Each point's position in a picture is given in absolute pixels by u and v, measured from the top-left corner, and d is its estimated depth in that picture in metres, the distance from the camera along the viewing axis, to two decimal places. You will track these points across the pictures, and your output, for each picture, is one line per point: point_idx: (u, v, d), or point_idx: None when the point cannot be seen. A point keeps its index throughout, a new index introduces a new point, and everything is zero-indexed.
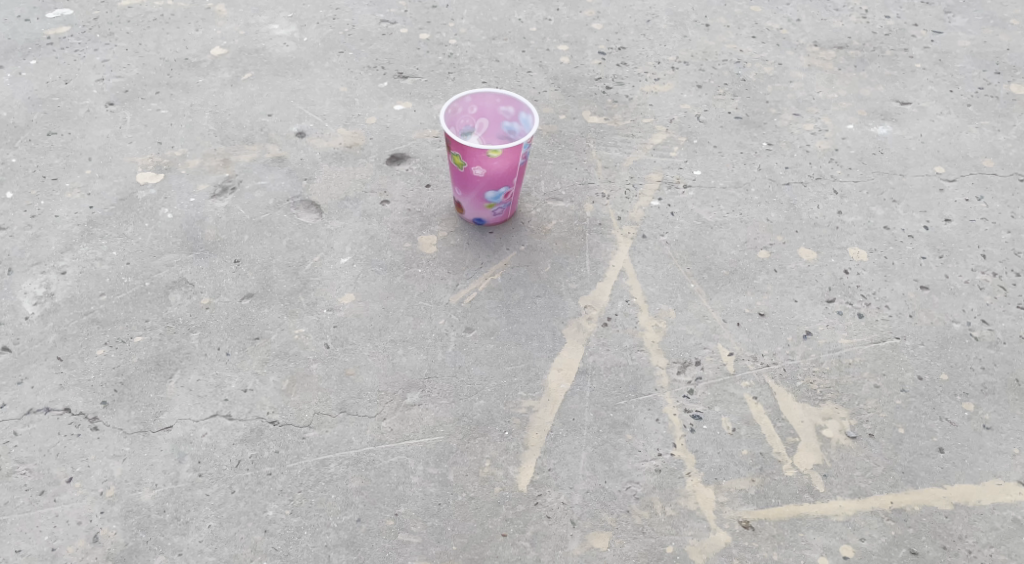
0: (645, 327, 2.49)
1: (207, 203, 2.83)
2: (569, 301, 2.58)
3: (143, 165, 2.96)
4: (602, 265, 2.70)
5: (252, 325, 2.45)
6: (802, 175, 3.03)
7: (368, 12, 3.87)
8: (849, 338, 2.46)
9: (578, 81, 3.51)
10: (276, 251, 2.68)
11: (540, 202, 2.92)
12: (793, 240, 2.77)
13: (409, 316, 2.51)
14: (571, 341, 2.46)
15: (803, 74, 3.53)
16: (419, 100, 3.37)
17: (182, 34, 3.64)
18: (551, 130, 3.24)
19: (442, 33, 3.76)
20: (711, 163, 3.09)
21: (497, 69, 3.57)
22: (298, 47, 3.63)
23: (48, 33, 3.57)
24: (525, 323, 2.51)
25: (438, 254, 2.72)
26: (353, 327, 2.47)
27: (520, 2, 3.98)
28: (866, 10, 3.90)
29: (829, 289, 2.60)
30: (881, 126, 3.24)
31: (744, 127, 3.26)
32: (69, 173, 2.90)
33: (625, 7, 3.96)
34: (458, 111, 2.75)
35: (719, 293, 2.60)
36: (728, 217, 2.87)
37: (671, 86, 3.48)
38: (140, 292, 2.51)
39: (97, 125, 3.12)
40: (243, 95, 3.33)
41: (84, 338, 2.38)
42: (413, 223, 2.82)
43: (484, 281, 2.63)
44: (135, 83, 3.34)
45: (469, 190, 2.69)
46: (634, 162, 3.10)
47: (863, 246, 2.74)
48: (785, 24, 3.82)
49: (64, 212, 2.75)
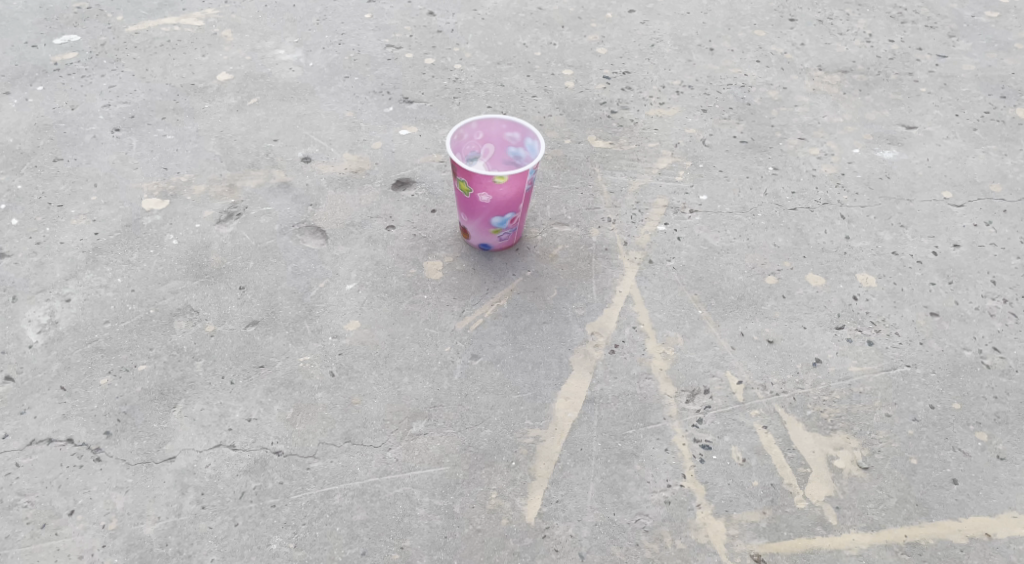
0: (652, 354, 2.47)
1: (213, 229, 2.83)
2: (576, 328, 2.56)
3: (149, 191, 2.96)
4: (608, 291, 2.68)
5: (256, 352, 2.43)
6: (809, 200, 3.02)
7: (373, 37, 3.88)
8: (859, 365, 2.43)
9: (582, 106, 3.51)
10: (281, 278, 2.67)
11: (546, 227, 2.91)
12: (800, 265, 2.76)
13: (415, 343, 2.50)
14: (578, 368, 2.44)
15: (808, 98, 3.53)
16: (424, 124, 3.38)
17: (188, 60, 3.65)
18: (556, 155, 3.24)
19: (447, 58, 3.77)
20: (717, 187, 3.09)
21: (502, 93, 3.58)
22: (304, 72, 3.64)
23: (55, 59, 3.58)
24: (531, 350, 2.49)
25: (443, 280, 2.70)
26: (358, 355, 2.45)
27: (524, 27, 4.00)
28: (869, 34, 3.91)
29: (838, 315, 2.58)
30: (887, 150, 3.23)
31: (750, 151, 3.26)
32: (75, 199, 2.90)
33: (629, 32, 3.97)
34: (464, 137, 2.75)
35: (727, 320, 2.58)
36: (735, 243, 2.85)
37: (675, 110, 3.48)
38: (145, 320, 2.50)
39: (103, 150, 3.13)
40: (249, 120, 3.34)
41: (87, 367, 2.36)
42: (419, 248, 2.81)
43: (490, 307, 2.62)
44: (141, 108, 3.36)
45: (475, 216, 2.68)
46: (640, 187, 3.09)
47: (872, 272, 2.72)
48: (789, 48, 3.83)
49: (70, 238, 2.75)
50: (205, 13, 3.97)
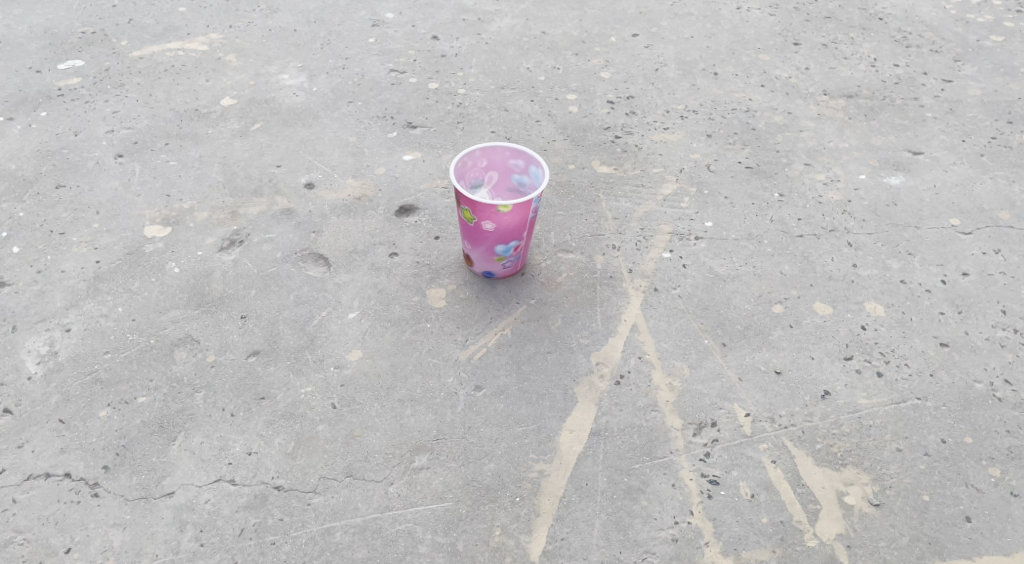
0: (659, 386, 2.44)
1: (215, 257, 2.81)
2: (581, 358, 2.53)
3: (151, 218, 2.95)
4: (613, 320, 2.65)
5: (257, 384, 2.41)
6: (815, 227, 3.00)
7: (377, 62, 3.89)
8: (868, 397, 2.40)
9: (587, 131, 3.50)
10: (282, 307, 2.65)
11: (550, 254, 2.88)
12: (808, 294, 2.73)
13: (417, 374, 2.47)
14: (583, 400, 2.40)
15: (813, 123, 3.52)
16: (428, 149, 3.37)
17: (192, 85, 3.65)
18: (560, 180, 3.22)
19: (451, 82, 3.77)
20: (722, 214, 3.06)
21: (506, 118, 3.57)
22: (308, 97, 3.64)
23: (59, 84, 3.59)
24: (535, 381, 2.46)
25: (447, 308, 2.68)
26: (361, 386, 2.42)
27: (528, 51, 4.00)
28: (874, 59, 3.90)
29: (846, 346, 2.55)
30: (893, 176, 3.21)
31: (755, 177, 3.24)
32: (77, 227, 2.89)
33: (633, 56, 3.97)
34: (467, 165, 2.73)
35: (734, 350, 2.55)
36: (741, 270, 2.83)
37: (680, 135, 3.47)
38: (145, 350, 2.47)
39: (106, 177, 3.12)
40: (252, 146, 3.33)
41: (86, 399, 2.33)
42: (422, 276, 2.79)
43: (494, 336, 2.59)
44: (144, 134, 3.35)
45: (479, 244, 2.66)
46: (645, 213, 3.07)
47: (880, 301, 2.69)
48: (794, 73, 3.82)
49: (71, 267, 2.73)
50: (210, 37, 3.98)
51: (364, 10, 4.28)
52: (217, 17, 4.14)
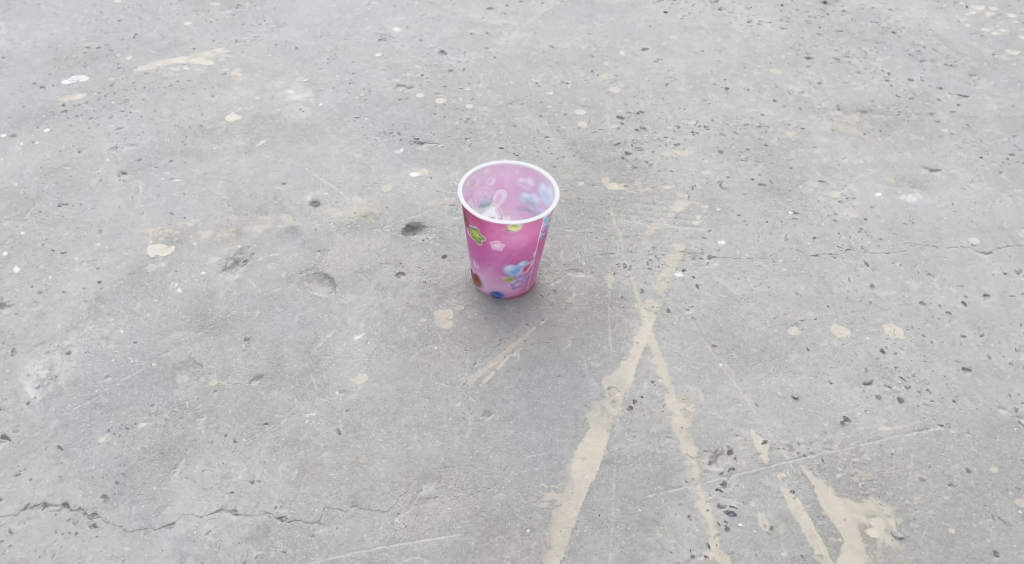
0: (673, 411, 2.37)
1: (219, 277, 2.76)
2: (592, 382, 2.46)
3: (154, 237, 2.90)
4: (625, 342, 2.59)
5: (260, 408, 2.35)
6: (831, 246, 2.93)
7: (384, 77, 3.84)
8: (889, 424, 2.33)
9: (596, 147, 3.44)
10: (287, 328, 2.59)
11: (560, 274, 2.82)
12: (824, 315, 2.67)
13: (424, 398, 2.41)
14: (595, 426, 2.34)
15: (826, 138, 3.46)
16: (435, 166, 3.32)
17: (197, 101, 3.62)
18: (570, 198, 3.17)
19: (459, 97, 3.72)
20: (736, 232, 3.00)
21: (514, 134, 3.52)
22: (314, 113, 3.60)
23: (63, 100, 3.56)
24: (546, 407, 2.39)
25: (454, 329, 2.62)
26: (366, 411, 2.36)
27: (537, 65, 3.95)
28: (888, 73, 3.84)
29: (865, 370, 2.48)
30: (910, 194, 3.15)
31: (769, 195, 3.18)
32: (79, 246, 2.84)
33: (642, 71, 3.92)
34: (476, 184, 2.68)
35: (750, 374, 2.48)
36: (756, 291, 2.76)
37: (691, 151, 3.41)
38: (147, 374, 2.42)
39: (110, 195, 3.07)
40: (257, 162, 3.29)
41: (86, 425, 2.28)
42: (429, 296, 2.73)
43: (503, 359, 2.53)
44: (148, 151, 3.31)
45: (488, 264, 2.60)
46: (657, 231, 3.01)
47: (899, 323, 2.63)
48: (806, 87, 3.77)
49: (72, 287, 2.68)
50: (215, 52, 3.94)
51: (370, 24, 4.24)
52: (223, 31, 4.11)
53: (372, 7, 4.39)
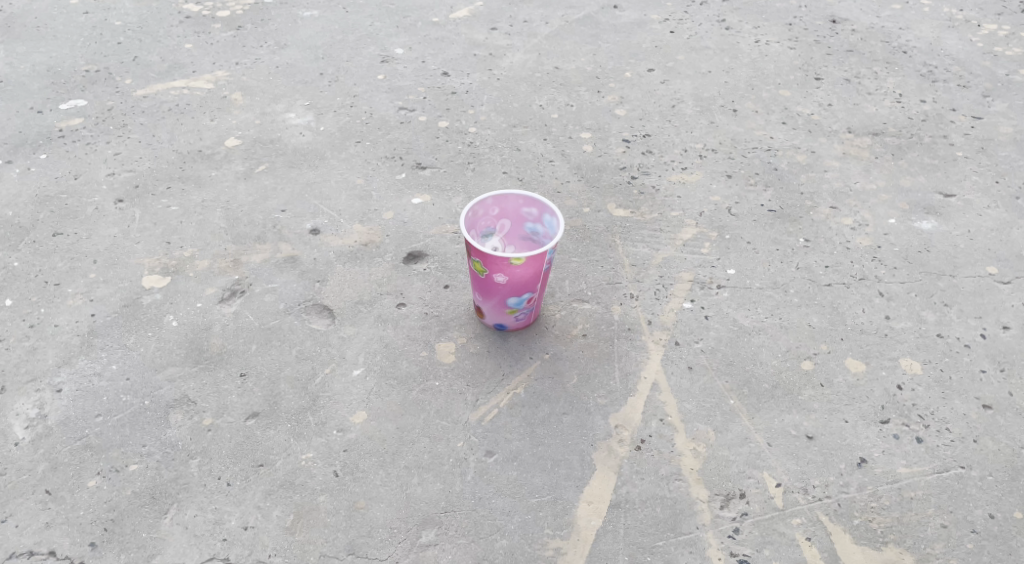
0: (682, 452, 2.30)
1: (215, 309, 2.69)
2: (598, 420, 2.38)
3: (150, 268, 2.84)
4: (633, 377, 2.51)
5: (256, 449, 2.28)
6: (844, 275, 2.86)
7: (387, 100, 3.79)
8: (908, 466, 2.25)
9: (602, 171, 3.37)
10: (284, 363, 2.52)
11: (565, 304, 2.75)
12: (838, 349, 2.59)
13: (425, 437, 2.33)
14: (602, 468, 2.26)
15: (837, 162, 3.38)
16: (438, 192, 3.25)
17: (196, 125, 3.56)
18: (575, 224, 3.09)
19: (462, 120, 3.66)
20: (745, 260, 2.92)
21: (518, 158, 3.45)
22: (314, 137, 3.54)
23: (60, 125, 3.51)
24: (550, 446, 2.31)
25: (456, 364, 2.54)
26: (364, 452, 2.29)
27: (541, 87, 3.89)
28: (900, 94, 3.77)
29: (882, 408, 2.40)
30: (925, 220, 3.07)
31: (779, 221, 3.10)
32: (73, 277, 2.78)
33: (649, 92, 3.85)
34: (479, 214, 2.60)
35: (762, 412, 2.40)
36: (767, 322, 2.68)
37: (699, 176, 3.33)
38: (139, 413, 2.35)
39: (105, 224, 3.02)
40: (256, 189, 3.22)
41: (75, 468, 2.21)
42: (431, 328, 2.66)
43: (507, 396, 2.45)
44: (146, 177, 3.25)
45: (490, 296, 2.52)
46: (664, 259, 2.93)
47: (916, 357, 2.55)
48: (816, 109, 3.69)
49: (64, 321, 2.62)
50: (216, 75, 3.89)
51: (373, 46, 4.19)
52: (223, 53, 4.06)
53: (374, 28, 4.34)
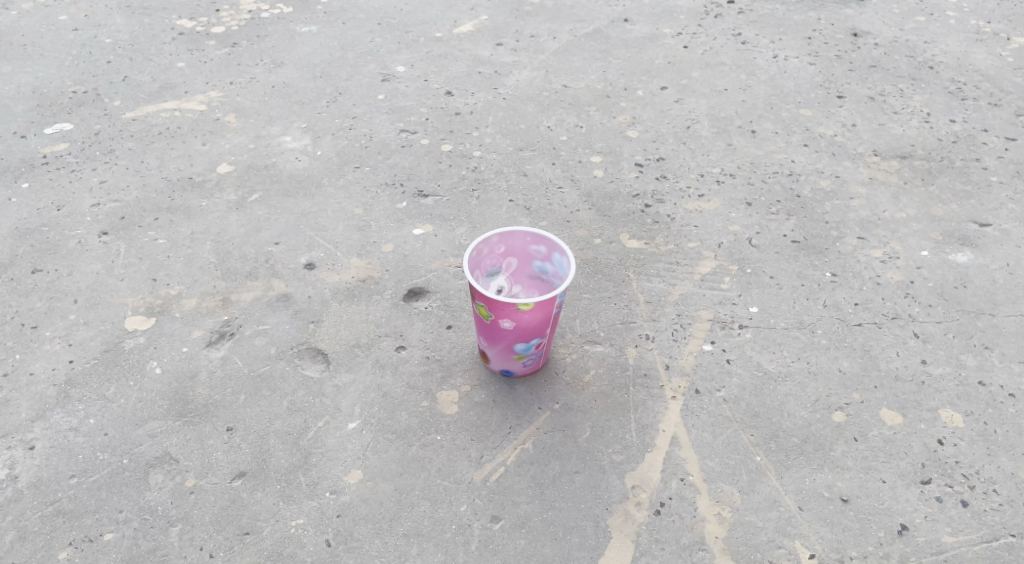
0: (706, 517, 2.12)
1: (202, 354, 2.52)
2: (614, 480, 2.20)
3: (134, 308, 2.67)
4: (651, 430, 2.32)
5: (242, 514, 2.12)
6: (875, 313, 2.67)
7: (387, 121, 3.61)
8: (953, 533, 2.09)
9: (614, 199, 3.18)
10: (274, 416, 2.34)
11: (576, 346, 2.56)
12: (872, 398, 2.40)
13: (425, 500, 2.16)
14: (619, 536, 2.09)
15: (864, 188, 3.19)
16: (440, 222, 3.06)
17: (187, 150, 3.39)
18: (586, 258, 2.91)
19: (466, 144, 3.48)
20: (769, 297, 2.73)
21: (525, 184, 3.26)
22: (311, 162, 3.36)
23: (44, 151, 3.35)
24: (562, 510, 2.14)
25: (459, 415, 2.36)
26: (359, 517, 2.12)
27: (549, 107, 3.71)
28: (927, 113, 3.58)
29: (923, 466, 2.23)
30: (960, 253, 2.89)
31: (804, 253, 2.91)
32: (51, 319, 2.62)
33: (662, 112, 3.67)
34: (483, 253, 2.41)
35: (792, 471, 2.22)
36: (794, 367, 2.49)
37: (717, 203, 3.14)
38: (117, 473, 2.20)
39: (88, 259, 2.85)
40: (248, 220, 3.05)
41: (46, 537, 2.07)
42: (432, 374, 2.47)
43: (514, 452, 2.26)
44: (132, 208, 3.08)
45: (496, 342, 2.34)
46: (682, 296, 2.74)
47: (956, 408, 2.37)
48: (839, 130, 3.50)
49: (40, 368, 2.47)
50: (209, 95, 3.73)
51: (373, 63, 4.02)
52: (217, 72, 3.89)
53: (375, 44, 4.17)
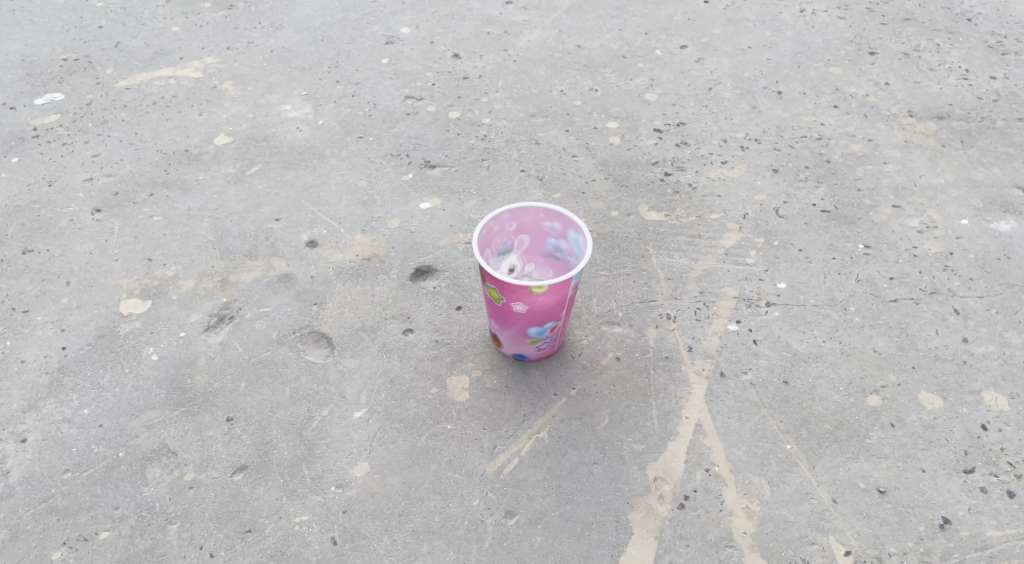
0: (733, 512, 2.00)
1: (200, 339, 2.40)
2: (634, 472, 2.08)
3: (129, 290, 2.55)
4: (673, 417, 2.19)
5: (243, 511, 2.02)
6: (912, 288, 2.50)
7: (391, 87, 3.44)
8: (999, 527, 1.96)
9: (631, 167, 3.01)
10: (276, 405, 2.23)
11: (593, 327, 2.42)
12: (910, 381, 2.25)
13: (435, 494, 2.05)
14: (641, 532, 1.97)
15: (899, 152, 3.00)
16: (448, 195, 2.91)
17: (183, 120, 3.24)
18: (602, 231, 2.75)
19: (474, 110, 3.30)
20: (798, 272, 2.57)
21: (538, 153, 3.09)
22: (312, 132, 3.20)
23: (34, 123, 3.21)
24: (580, 505, 2.02)
25: (470, 403, 2.23)
26: (366, 513, 2.02)
27: (562, 70, 3.51)
28: (966, 70, 3.36)
29: (966, 454, 2.09)
30: (1002, 220, 2.71)
31: (834, 223, 2.73)
32: (43, 303, 2.51)
33: (682, 73, 3.46)
34: (494, 231, 2.26)
35: (825, 460, 2.09)
36: (826, 347, 2.34)
37: (741, 171, 2.96)
38: (113, 467, 2.10)
39: (80, 238, 2.73)
40: (248, 195, 2.91)
41: (38, 536, 1.98)
42: (441, 358, 2.34)
43: (528, 441, 2.14)
44: (126, 182, 2.95)
45: (508, 325, 2.20)
46: (704, 271, 2.58)
47: (1001, 390, 2.23)
48: (872, 90, 3.29)
49: (32, 356, 2.36)
50: (205, 62, 3.56)
51: (376, 25, 3.82)
52: (213, 37, 3.72)
53: (378, 4, 3.97)
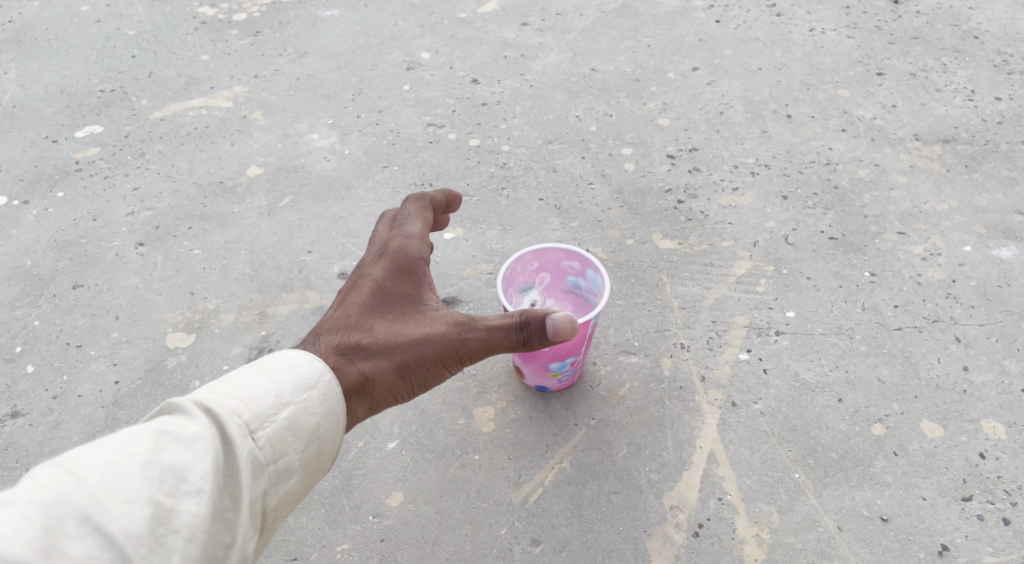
0: (744, 539, 2.15)
1: None
2: (652, 500, 2.22)
3: (174, 323, 2.72)
4: (687, 447, 2.33)
5: (289, 540, 2.19)
6: (915, 316, 2.62)
7: (413, 115, 3.56)
8: (994, 553, 2.10)
9: (645, 195, 3.13)
10: None
11: (610, 357, 2.55)
12: (912, 409, 2.38)
13: (466, 522, 2.20)
14: (658, 559, 2.12)
15: (904, 177, 3.10)
16: (470, 225, 3.04)
17: (216, 151, 3.39)
18: (618, 261, 2.88)
19: (493, 137, 3.43)
20: (806, 300, 2.69)
21: (555, 181, 3.21)
22: (339, 162, 3.34)
23: (76, 156, 3.37)
24: (601, 533, 2.17)
25: (496, 434, 2.38)
26: (402, 541, 2.18)
27: (577, 94, 3.63)
28: (972, 91, 3.45)
29: (965, 482, 2.22)
30: (1004, 247, 2.81)
31: (841, 251, 2.85)
32: (95, 337, 2.68)
33: (694, 97, 3.57)
34: (517, 270, 2.39)
35: (831, 488, 2.22)
36: (832, 376, 2.47)
37: (752, 197, 3.07)
38: None
39: (126, 272, 2.89)
40: (281, 227, 3.06)
41: None
42: (468, 389, 2.49)
43: (551, 471, 2.29)
44: (166, 216, 3.11)
45: (531, 360, 2.33)
46: (716, 300, 2.71)
47: (999, 418, 2.35)
48: (879, 112, 3.38)
49: (88, 390, 2.54)
50: (234, 91, 3.70)
51: (397, 50, 3.95)
52: (241, 65, 3.85)
53: (398, 28, 4.09)
